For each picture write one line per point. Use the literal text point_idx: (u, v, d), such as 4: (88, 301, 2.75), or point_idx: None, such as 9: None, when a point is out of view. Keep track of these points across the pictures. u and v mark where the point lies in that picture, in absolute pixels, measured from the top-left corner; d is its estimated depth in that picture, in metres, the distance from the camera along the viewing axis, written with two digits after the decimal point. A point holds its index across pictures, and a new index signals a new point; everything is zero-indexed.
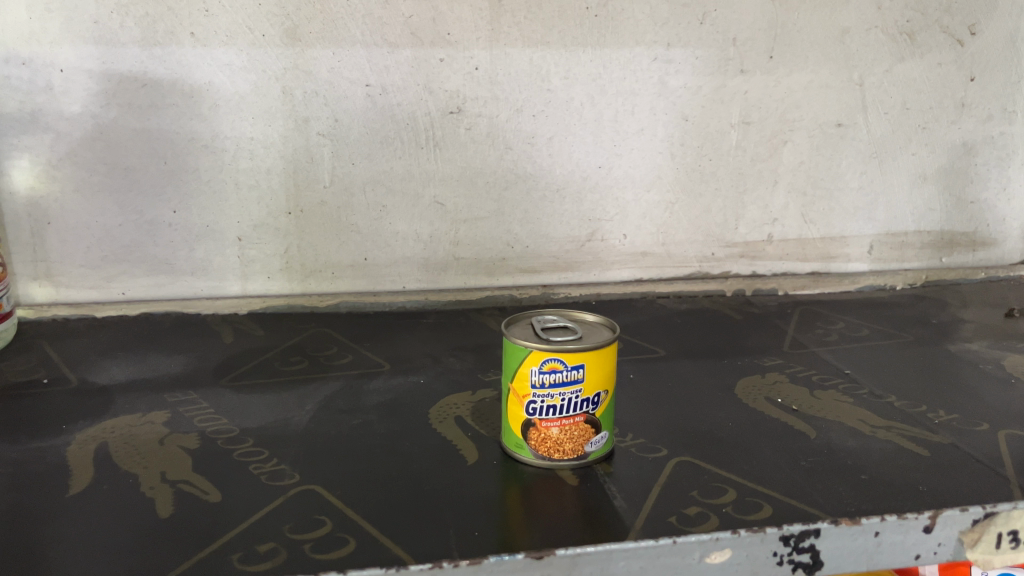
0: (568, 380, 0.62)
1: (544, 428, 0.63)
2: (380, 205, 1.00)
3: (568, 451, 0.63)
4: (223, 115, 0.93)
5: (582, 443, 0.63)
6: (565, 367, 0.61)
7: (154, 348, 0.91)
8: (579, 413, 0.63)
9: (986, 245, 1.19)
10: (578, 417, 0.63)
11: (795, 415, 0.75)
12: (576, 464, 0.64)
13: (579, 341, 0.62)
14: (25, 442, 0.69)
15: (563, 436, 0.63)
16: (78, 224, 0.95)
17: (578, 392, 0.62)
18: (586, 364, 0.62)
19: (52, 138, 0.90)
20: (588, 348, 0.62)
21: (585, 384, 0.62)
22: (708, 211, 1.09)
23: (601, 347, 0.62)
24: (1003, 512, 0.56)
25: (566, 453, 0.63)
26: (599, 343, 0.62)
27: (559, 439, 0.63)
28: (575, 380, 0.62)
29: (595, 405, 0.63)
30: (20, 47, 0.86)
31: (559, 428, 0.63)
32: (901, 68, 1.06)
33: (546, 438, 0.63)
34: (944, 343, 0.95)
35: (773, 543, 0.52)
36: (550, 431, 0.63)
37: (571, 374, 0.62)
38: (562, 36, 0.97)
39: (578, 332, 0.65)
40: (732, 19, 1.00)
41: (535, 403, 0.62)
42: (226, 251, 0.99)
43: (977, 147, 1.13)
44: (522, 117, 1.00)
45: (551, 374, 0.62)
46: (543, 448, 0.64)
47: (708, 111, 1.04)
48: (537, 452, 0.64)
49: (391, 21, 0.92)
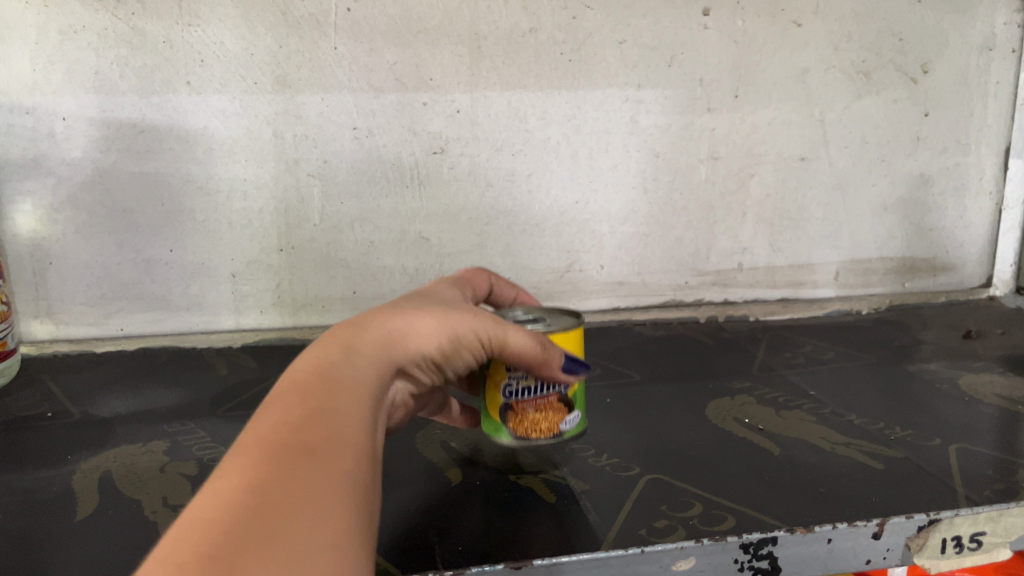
0: None
1: (521, 409, 0.62)
2: (368, 240, 1.05)
3: (545, 431, 0.62)
4: (217, 158, 0.98)
5: (557, 424, 0.63)
6: None
7: (152, 382, 0.95)
8: (552, 394, 0.62)
9: (947, 270, 1.25)
10: (552, 398, 0.62)
11: (761, 434, 0.80)
12: (553, 444, 0.63)
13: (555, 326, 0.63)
14: (32, 472, 0.72)
15: (540, 415, 0.62)
16: (79, 264, 0.99)
17: None
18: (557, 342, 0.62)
19: (54, 182, 0.95)
20: (563, 331, 0.62)
21: None
22: (681, 241, 1.15)
23: (571, 330, 0.63)
24: (945, 519, 0.60)
25: (541, 432, 0.62)
26: (568, 327, 0.63)
27: (537, 418, 0.62)
28: None
29: (568, 386, 0.63)
30: (24, 97, 0.91)
31: (535, 408, 0.62)
32: (858, 105, 1.12)
33: (522, 418, 0.62)
34: (904, 364, 1.00)
35: (734, 550, 0.57)
36: (527, 411, 0.62)
37: None
38: (538, 79, 1.02)
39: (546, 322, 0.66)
40: (699, 61, 1.06)
41: (509, 384, 0.61)
42: (220, 287, 1.04)
43: (933, 178, 1.19)
44: (502, 156, 1.05)
45: None
46: (521, 429, 0.62)
47: (678, 147, 1.09)
48: (514, 434, 0.62)
49: (375, 68, 0.98)
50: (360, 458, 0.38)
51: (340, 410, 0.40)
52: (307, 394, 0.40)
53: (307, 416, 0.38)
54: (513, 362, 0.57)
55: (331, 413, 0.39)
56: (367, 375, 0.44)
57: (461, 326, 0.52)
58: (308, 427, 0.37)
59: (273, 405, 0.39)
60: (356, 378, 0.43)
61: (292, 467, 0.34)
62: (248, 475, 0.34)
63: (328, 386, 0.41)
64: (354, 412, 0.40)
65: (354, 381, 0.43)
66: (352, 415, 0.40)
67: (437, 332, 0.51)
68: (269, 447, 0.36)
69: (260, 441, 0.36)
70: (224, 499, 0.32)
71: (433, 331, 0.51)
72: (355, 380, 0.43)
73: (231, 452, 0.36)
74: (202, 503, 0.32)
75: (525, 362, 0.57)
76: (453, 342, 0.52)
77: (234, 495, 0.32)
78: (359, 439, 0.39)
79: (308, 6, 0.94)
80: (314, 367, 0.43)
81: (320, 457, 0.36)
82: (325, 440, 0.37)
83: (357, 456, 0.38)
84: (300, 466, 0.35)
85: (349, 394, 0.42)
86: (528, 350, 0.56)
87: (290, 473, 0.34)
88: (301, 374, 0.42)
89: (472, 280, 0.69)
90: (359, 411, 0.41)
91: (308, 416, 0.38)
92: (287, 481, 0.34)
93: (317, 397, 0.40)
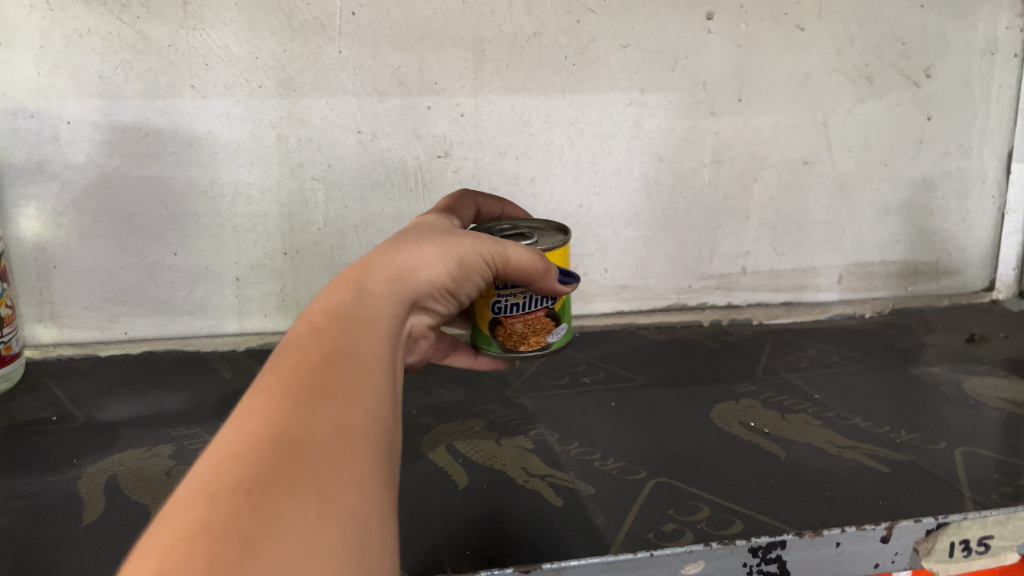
0: None
1: (509, 324, 0.65)
2: (372, 244, 1.05)
3: (532, 342, 0.66)
4: (221, 162, 0.98)
5: (544, 336, 0.66)
6: None
7: (157, 386, 0.95)
8: (539, 308, 0.65)
9: (949, 273, 1.25)
10: (539, 313, 0.65)
11: (766, 437, 0.80)
12: (539, 354, 0.67)
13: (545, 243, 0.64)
14: (38, 476, 0.72)
15: (526, 330, 0.65)
16: (82, 268, 0.99)
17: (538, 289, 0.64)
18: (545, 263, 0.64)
19: (58, 186, 0.95)
20: (553, 249, 0.64)
21: None
22: (684, 245, 1.15)
23: (560, 248, 0.64)
24: (953, 523, 0.60)
25: (529, 345, 0.66)
26: (556, 245, 0.64)
27: (523, 332, 0.65)
28: None
29: (554, 300, 0.66)
30: (28, 101, 0.91)
31: (522, 322, 0.65)
32: (861, 108, 1.12)
33: (511, 332, 0.65)
34: (908, 367, 1.00)
35: (742, 554, 0.57)
36: (514, 326, 0.65)
37: None
38: (542, 83, 1.02)
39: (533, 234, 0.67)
40: (702, 65, 1.06)
41: (499, 302, 0.64)
42: (224, 290, 1.04)
43: (936, 181, 1.19)
44: (505, 160, 1.05)
45: None
46: (509, 342, 0.65)
47: (681, 151, 1.09)
48: (503, 346, 0.66)
49: (379, 72, 0.98)
50: (371, 445, 0.37)
51: (357, 373, 0.39)
52: (325, 350, 0.39)
53: (324, 386, 0.37)
54: (513, 276, 0.60)
55: (347, 385, 0.38)
56: (380, 316, 0.45)
57: (465, 247, 0.53)
58: (322, 400, 0.36)
59: (289, 356, 0.38)
60: (370, 317, 0.43)
61: (301, 451, 0.33)
62: (256, 452, 0.33)
63: (344, 336, 0.40)
64: (369, 382, 0.39)
65: (368, 325, 0.43)
66: (368, 388, 0.39)
67: (442, 259, 0.52)
68: (282, 420, 0.34)
69: (275, 408, 0.35)
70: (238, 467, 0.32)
71: (436, 259, 0.52)
72: (370, 328, 0.43)
73: (243, 411, 0.35)
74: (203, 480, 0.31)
75: (524, 275, 0.60)
76: (459, 264, 0.54)
77: (238, 477, 0.31)
78: (372, 412, 0.38)
79: (312, 10, 0.94)
80: (329, 306, 0.43)
81: (332, 441, 0.35)
82: (340, 421, 0.36)
83: (369, 439, 0.37)
84: (310, 450, 0.34)
85: (366, 350, 0.41)
86: (527, 265, 0.59)
87: (298, 457, 0.33)
88: (318, 314, 0.42)
89: (457, 203, 0.70)
90: (375, 381, 0.40)
91: (324, 386, 0.37)
92: (295, 466, 0.33)
93: (336, 359, 0.39)
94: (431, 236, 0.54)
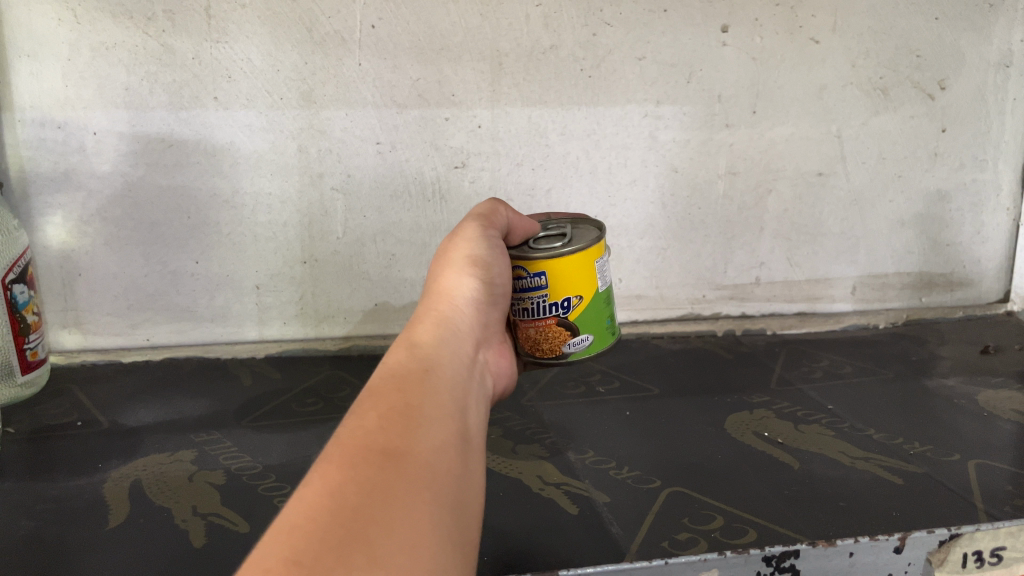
0: (534, 286, 0.62)
1: (524, 329, 0.64)
2: (389, 254, 1.07)
3: (548, 351, 0.64)
4: (243, 172, 0.99)
5: (558, 345, 0.64)
6: (529, 274, 0.62)
7: (178, 392, 0.96)
8: (550, 316, 0.63)
9: (964, 285, 1.25)
10: (550, 321, 0.63)
11: (780, 448, 0.81)
12: (560, 363, 0.65)
13: (544, 249, 0.62)
14: (64, 479, 0.74)
15: (539, 337, 0.64)
16: (107, 276, 1.02)
17: (544, 296, 0.62)
18: (548, 272, 0.62)
19: (84, 196, 0.98)
20: (551, 255, 0.61)
21: (550, 289, 0.62)
22: (699, 256, 1.16)
23: (566, 254, 0.62)
24: (966, 534, 0.59)
25: (545, 353, 0.64)
26: (562, 251, 0.61)
27: (537, 339, 0.64)
28: (540, 285, 0.62)
29: (567, 308, 0.63)
30: (55, 112, 0.94)
31: (534, 329, 0.64)
32: (876, 121, 1.13)
33: (526, 338, 0.65)
34: (923, 379, 1.00)
35: (756, 563, 0.57)
36: (528, 331, 0.64)
37: (536, 280, 0.62)
38: (559, 95, 1.03)
39: (564, 234, 0.65)
40: (717, 78, 1.07)
41: (510, 305, 0.64)
42: (244, 298, 1.06)
43: (950, 194, 1.19)
44: (522, 171, 1.06)
45: (519, 279, 0.63)
46: (526, 347, 0.65)
47: (696, 163, 1.10)
48: (522, 350, 0.66)
49: (399, 84, 0.99)
50: (431, 501, 0.37)
51: (417, 430, 0.41)
52: (381, 417, 0.41)
53: (378, 451, 0.38)
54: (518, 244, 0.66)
55: (403, 445, 0.39)
56: (435, 367, 0.48)
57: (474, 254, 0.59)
58: (378, 466, 0.37)
59: (352, 422, 0.41)
60: (424, 372, 0.46)
61: (354, 519, 0.34)
62: (320, 510, 0.34)
63: (401, 397, 0.43)
64: (428, 440, 0.41)
65: (422, 380, 0.46)
66: (424, 447, 0.40)
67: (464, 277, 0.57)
68: (337, 492, 0.35)
69: (329, 481, 0.36)
70: (305, 526, 0.33)
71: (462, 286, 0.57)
72: (425, 386, 0.45)
73: (314, 475, 0.37)
74: (274, 538, 0.32)
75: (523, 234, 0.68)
76: (480, 272, 0.59)
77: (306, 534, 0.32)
78: (433, 467, 0.39)
79: (332, 23, 0.95)
80: (386, 369, 0.46)
81: (387, 504, 0.35)
82: (399, 474, 0.37)
83: (427, 498, 0.37)
84: (363, 518, 0.34)
85: (424, 406, 0.43)
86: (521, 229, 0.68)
87: (349, 525, 0.33)
88: (378, 382, 0.45)
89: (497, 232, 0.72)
90: (433, 439, 0.41)
91: (385, 444, 0.39)
92: (349, 531, 0.33)
93: (392, 423, 0.41)
94: (451, 269, 0.59)
